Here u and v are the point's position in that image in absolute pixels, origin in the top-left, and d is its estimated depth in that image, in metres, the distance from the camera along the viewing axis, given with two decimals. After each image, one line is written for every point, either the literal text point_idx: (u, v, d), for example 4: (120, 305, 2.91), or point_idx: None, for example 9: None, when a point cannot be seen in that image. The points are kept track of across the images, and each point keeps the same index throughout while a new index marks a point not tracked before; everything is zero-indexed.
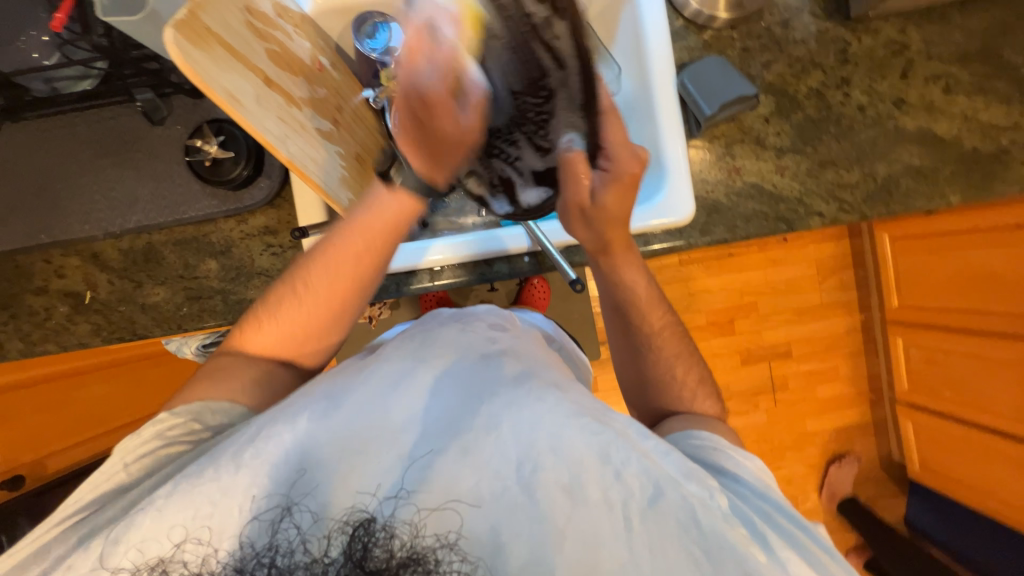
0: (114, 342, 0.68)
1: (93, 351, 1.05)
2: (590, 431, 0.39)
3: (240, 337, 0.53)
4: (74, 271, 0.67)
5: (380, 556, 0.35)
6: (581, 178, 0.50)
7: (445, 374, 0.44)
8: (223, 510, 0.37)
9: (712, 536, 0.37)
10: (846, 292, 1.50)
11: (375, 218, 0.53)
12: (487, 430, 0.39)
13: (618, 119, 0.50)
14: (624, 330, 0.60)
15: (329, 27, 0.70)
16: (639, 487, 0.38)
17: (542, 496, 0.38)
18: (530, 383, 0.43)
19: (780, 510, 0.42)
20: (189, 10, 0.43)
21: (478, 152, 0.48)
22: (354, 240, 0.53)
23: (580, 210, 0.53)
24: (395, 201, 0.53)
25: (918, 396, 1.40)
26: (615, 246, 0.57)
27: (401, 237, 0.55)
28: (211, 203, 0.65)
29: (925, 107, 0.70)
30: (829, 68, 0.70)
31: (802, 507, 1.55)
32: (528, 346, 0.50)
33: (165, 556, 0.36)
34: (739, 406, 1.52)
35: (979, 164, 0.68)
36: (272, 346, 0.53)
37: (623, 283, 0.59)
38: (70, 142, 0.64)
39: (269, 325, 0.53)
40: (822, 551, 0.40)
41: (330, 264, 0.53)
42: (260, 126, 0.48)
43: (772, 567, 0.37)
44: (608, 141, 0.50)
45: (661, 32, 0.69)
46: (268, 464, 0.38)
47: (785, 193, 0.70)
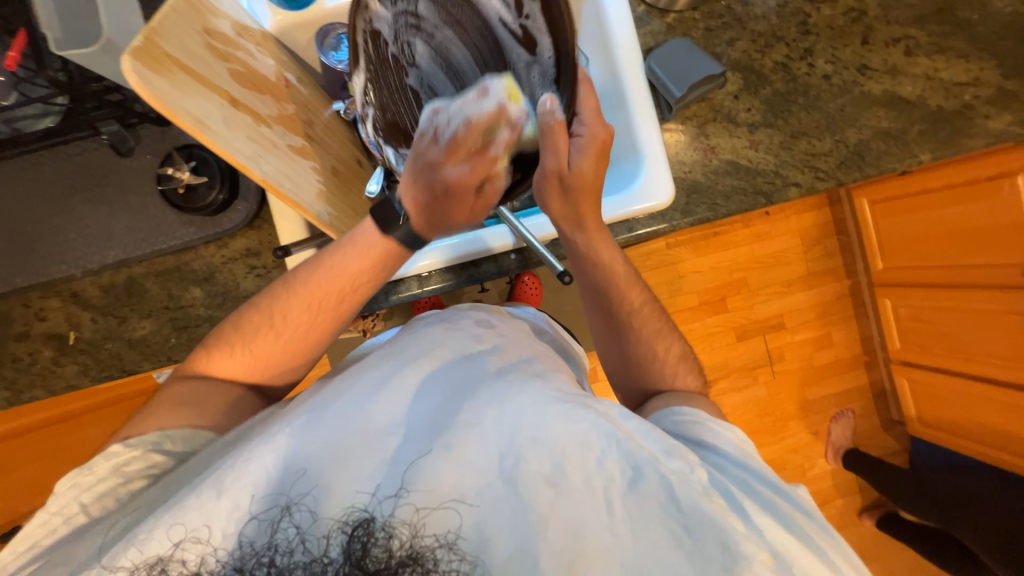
0: (104, 380, 0.67)
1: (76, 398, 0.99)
2: (572, 417, 0.40)
3: (208, 359, 0.51)
4: (56, 312, 0.65)
5: (380, 555, 0.35)
6: (562, 144, 0.52)
7: (431, 376, 0.44)
8: (217, 510, 0.36)
9: (693, 512, 0.37)
10: (831, 260, 1.52)
11: (356, 255, 0.52)
12: (469, 425, 0.40)
13: (592, 89, 0.55)
14: (605, 311, 0.60)
15: (292, 43, 0.69)
16: (619, 471, 0.38)
17: (524, 487, 0.38)
18: (513, 376, 0.44)
19: (759, 478, 0.43)
20: (145, 36, 0.42)
21: (467, 204, 0.54)
22: (336, 282, 0.52)
23: (558, 179, 0.54)
24: (378, 242, 0.53)
25: (911, 354, 1.42)
26: (589, 221, 0.57)
27: (382, 277, 0.55)
28: (190, 230, 0.64)
29: (888, 70, 0.71)
30: (792, 41, 0.71)
31: (810, 475, 1.57)
32: (514, 341, 0.50)
33: (163, 555, 0.35)
34: (738, 382, 1.53)
35: (946, 122, 0.70)
36: (244, 373, 0.51)
37: (598, 262, 0.58)
38: (37, 182, 0.62)
39: (241, 352, 0.51)
40: (800, 513, 0.41)
41: (308, 300, 0.52)
42: (231, 147, 0.47)
43: (752, 536, 0.37)
44: (580, 108, 0.55)
45: (623, 20, 0.69)
46: (252, 480, 0.38)
47: (760, 167, 0.70)
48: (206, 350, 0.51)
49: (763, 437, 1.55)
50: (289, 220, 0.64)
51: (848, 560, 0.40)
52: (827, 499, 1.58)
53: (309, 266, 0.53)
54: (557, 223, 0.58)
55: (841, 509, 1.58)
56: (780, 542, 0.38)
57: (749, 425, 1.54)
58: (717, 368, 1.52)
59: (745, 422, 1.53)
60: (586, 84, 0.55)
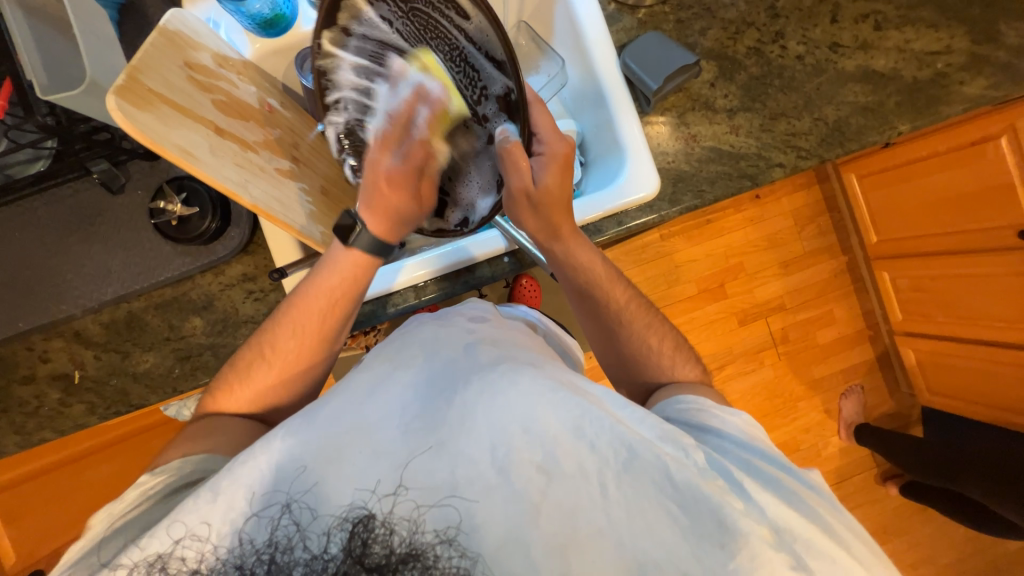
0: (112, 417, 0.67)
1: (78, 438, 0.97)
2: (564, 405, 0.39)
3: (217, 400, 0.52)
4: (59, 353, 0.66)
5: (379, 552, 0.37)
6: (521, 164, 0.54)
7: (420, 372, 0.44)
8: (219, 512, 0.38)
9: (686, 489, 0.38)
10: (825, 237, 1.53)
11: (331, 276, 0.54)
12: (461, 418, 0.40)
13: (544, 108, 0.59)
14: (593, 312, 0.60)
15: (273, 69, 0.71)
16: (613, 454, 0.39)
17: (517, 474, 0.38)
18: (505, 365, 0.43)
19: (763, 456, 0.45)
20: (127, 74, 0.44)
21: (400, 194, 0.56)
22: (315, 304, 0.53)
23: (526, 197, 0.56)
24: (349, 258, 0.54)
25: (914, 324, 1.43)
26: (564, 230, 0.58)
27: (360, 293, 0.56)
28: (185, 260, 0.64)
29: (860, 46, 0.72)
30: (762, 25, 0.72)
31: (824, 453, 1.56)
32: (505, 333, 0.50)
33: (164, 552, 0.37)
34: (744, 366, 1.53)
35: (921, 92, 0.71)
36: (249, 407, 0.52)
37: (579, 266, 0.59)
38: (31, 226, 0.63)
39: (241, 389, 0.52)
40: (805, 488, 0.43)
41: (293, 326, 0.53)
42: (220, 175, 0.49)
43: (750, 514, 0.38)
44: (537, 128, 0.58)
45: (596, 21, 0.70)
46: (242, 482, 0.38)
47: (743, 150, 0.71)
48: (214, 391, 0.53)
49: (774, 420, 1.54)
50: (281, 241, 0.65)
51: (850, 526, 0.41)
52: (844, 477, 1.57)
53: (292, 296, 0.55)
54: (533, 239, 0.60)
55: (859, 485, 1.57)
56: (782, 516, 0.39)
57: (759, 409, 1.54)
58: (721, 355, 1.52)
59: (755, 406, 1.53)
60: (538, 105, 0.59)
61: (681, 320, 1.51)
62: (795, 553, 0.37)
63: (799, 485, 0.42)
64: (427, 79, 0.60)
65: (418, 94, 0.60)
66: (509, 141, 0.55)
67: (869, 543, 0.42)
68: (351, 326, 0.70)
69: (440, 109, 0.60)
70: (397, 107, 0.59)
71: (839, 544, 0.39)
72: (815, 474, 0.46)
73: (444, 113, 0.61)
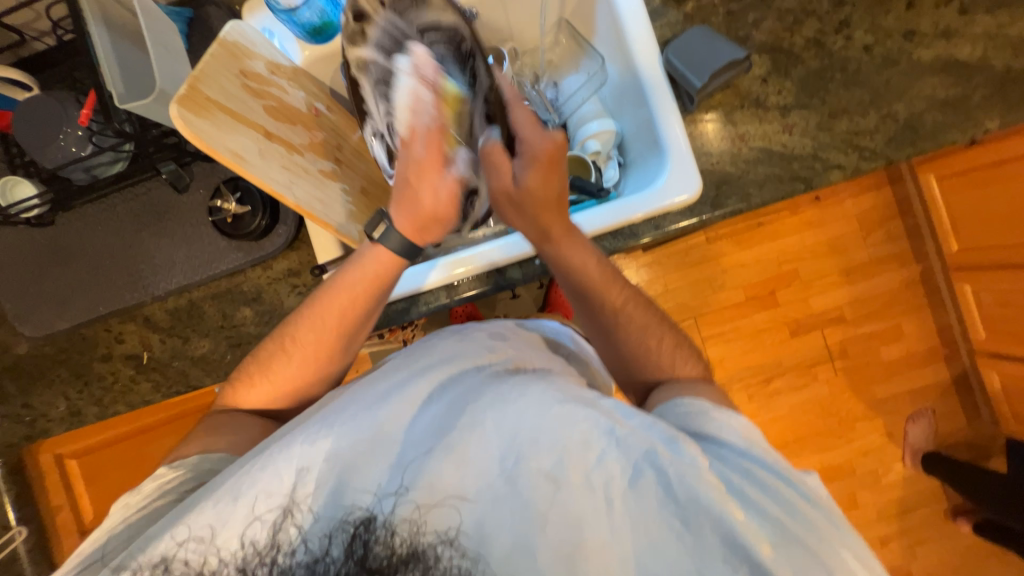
0: (173, 395, 0.74)
1: (138, 419, 1.11)
2: (573, 416, 0.41)
3: (235, 393, 0.56)
4: (132, 335, 0.73)
5: (380, 553, 0.39)
6: (499, 165, 0.55)
7: (438, 385, 0.47)
8: (221, 519, 0.40)
9: (690, 503, 0.38)
10: (896, 244, 1.39)
11: (360, 274, 0.55)
12: (472, 428, 0.42)
13: (525, 108, 0.58)
14: (590, 315, 0.58)
15: (322, 74, 0.74)
16: (620, 469, 0.40)
17: (524, 485, 0.40)
18: (514, 380, 0.45)
19: (764, 467, 0.41)
20: (189, 84, 0.48)
21: (430, 203, 0.55)
22: (338, 301, 0.55)
23: (508, 198, 0.56)
24: (374, 255, 0.55)
25: (999, 344, 1.27)
26: (553, 231, 0.56)
27: (385, 288, 0.57)
28: (238, 255, 0.69)
29: (941, 33, 0.64)
30: (824, 14, 0.67)
31: (885, 481, 1.43)
32: (524, 354, 0.53)
33: (167, 555, 0.39)
34: (796, 380, 1.43)
35: (1015, 83, 0.62)
36: (265, 400, 0.56)
37: (571, 267, 0.57)
38: (112, 220, 0.70)
39: (260, 381, 0.56)
40: (804, 501, 0.40)
41: (337, 308, 0.55)
42: (266, 177, 0.53)
43: (750, 523, 0.38)
44: (520, 128, 0.56)
45: (638, 16, 0.68)
46: (261, 488, 0.41)
47: (797, 151, 0.66)
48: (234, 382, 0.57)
49: (827, 440, 1.43)
50: (325, 240, 0.68)
51: (856, 551, 0.38)
52: (907, 508, 1.43)
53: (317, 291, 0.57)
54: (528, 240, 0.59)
55: (925, 518, 1.42)
56: (780, 527, 0.38)
57: (810, 427, 1.43)
58: (769, 367, 1.43)
59: (805, 423, 1.43)
60: (521, 108, 0.58)
61: (725, 327, 1.43)
62: (797, 561, 0.37)
63: (800, 498, 0.40)
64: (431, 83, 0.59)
65: (422, 83, 0.58)
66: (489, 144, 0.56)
67: (871, 566, 0.38)
68: (385, 323, 0.71)
69: (444, 101, 0.59)
70: (406, 99, 0.59)
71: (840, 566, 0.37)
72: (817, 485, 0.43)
73: (449, 107, 0.59)
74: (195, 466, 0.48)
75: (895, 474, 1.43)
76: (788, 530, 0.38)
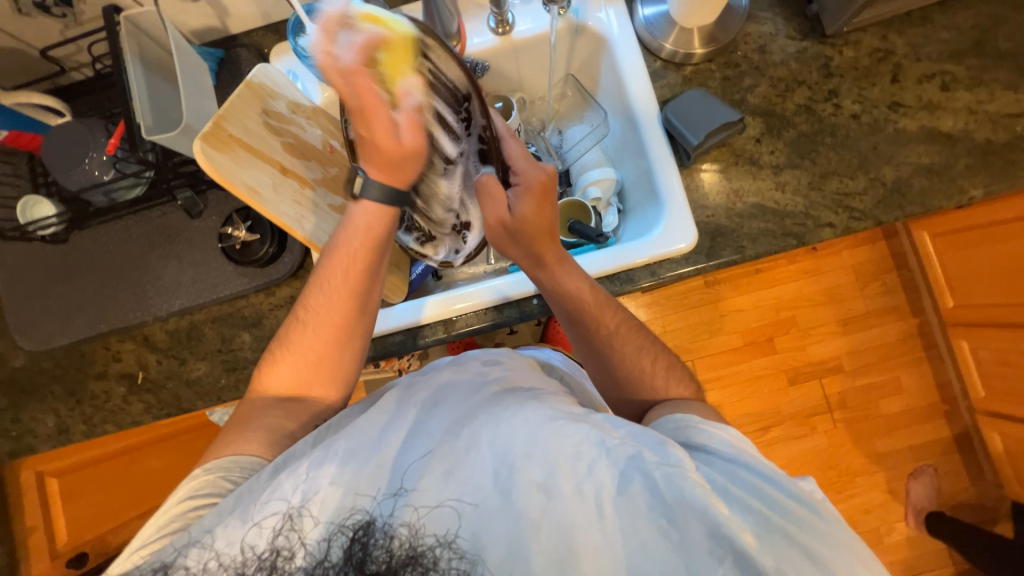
0: (163, 417, 0.73)
1: (126, 437, 1.10)
2: (565, 431, 0.41)
3: (263, 374, 0.56)
4: (129, 354, 0.74)
5: (380, 557, 0.39)
6: (496, 196, 0.54)
7: (431, 404, 0.49)
8: (224, 529, 0.41)
9: (675, 503, 0.38)
10: (892, 297, 1.41)
11: (355, 230, 0.56)
12: (467, 447, 0.42)
13: (517, 141, 0.58)
14: (585, 338, 0.60)
15: (340, 113, 0.78)
16: (610, 477, 0.39)
17: (517, 495, 0.39)
18: (507, 400, 0.46)
19: (750, 468, 0.41)
20: (214, 122, 0.52)
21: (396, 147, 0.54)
22: (342, 262, 0.55)
23: (501, 226, 0.55)
24: (363, 212, 0.57)
25: (998, 404, 1.26)
26: (547, 258, 0.57)
27: (382, 245, 0.57)
28: (243, 280, 0.71)
29: (924, 106, 0.68)
30: (814, 83, 0.71)
31: (886, 541, 1.38)
32: (519, 373, 0.54)
33: (168, 560, 0.40)
34: (794, 430, 1.41)
35: (996, 155, 0.66)
36: (288, 383, 0.55)
37: (566, 293, 0.58)
38: (124, 240, 0.72)
39: (286, 358, 0.55)
40: (790, 497, 0.39)
41: (341, 268, 0.55)
42: (277, 211, 0.56)
43: (735, 518, 0.37)
44: (513, 159, 0.57)
45: (640, 76, 0.73)
46: (258, 507, 0.41)
47: (789, 208, 0.69)
48: (262, 364, 0.56)
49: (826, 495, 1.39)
50: None
51: (846, 545, 0.38)
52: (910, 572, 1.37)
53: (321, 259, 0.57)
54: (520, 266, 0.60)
55: None
56: (763, 521, 0.38)
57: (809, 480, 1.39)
58: (767, 415, 1.41)
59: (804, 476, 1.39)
60: (512, 138, 0.59)
61: (722, 372, 1.43)
62: (780, 549, 0.36)
63: (787, 496, 0.39)
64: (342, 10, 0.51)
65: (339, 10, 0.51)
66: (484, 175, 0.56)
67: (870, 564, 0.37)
68: (381, 355, 0.72)
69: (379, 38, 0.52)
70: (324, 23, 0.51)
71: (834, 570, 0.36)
72: (807, 487, 0.42)
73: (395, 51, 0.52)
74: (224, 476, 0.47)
75: (897, 535, 1.38)
76: (772, 524, 0.37)
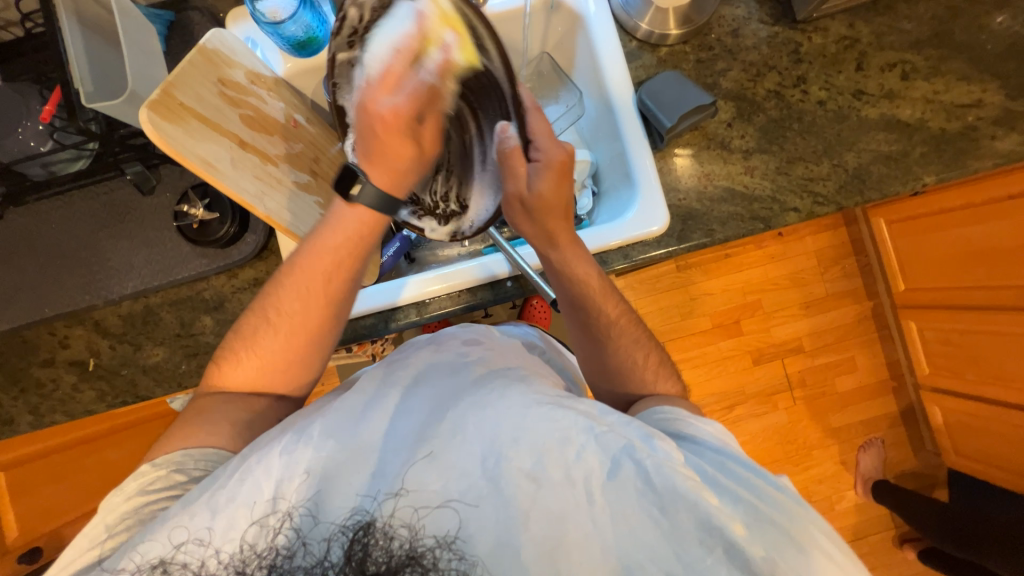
0: (119, 405, 0.69)
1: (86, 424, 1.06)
2: (551, 417, 0.41)
3: (218, 371, 0.54)
4: (78, 340, 0.69)
5: (379, 557, 0.39)
6: (516, 171, 0.54)
7: (414, 391, 0.48)
8: (222, 522, 0.40)
9: (666, 491, 0.39)
10: (850, 281, 1.48)
11: (337, 233, 0.54)
12: (451, 433, 0.42)
13: (541, 115, 0.57)
14: (584, 324, 0.59)
15: (304, 85, 0.74)
16: (598, 464, 0.40)
17: (506, 484, 0.40)
18: (492, 383, 0.46)
19: (736, 459, 0.43)
20: (162, 89, 0.48)
21: (400, 142, 0.54)
22: (318, 263, 0.53)
23: (519, 202, 0.56)
24: (353, 215, 0.54)
25: (941, 380, 1.35)
26: (560, 237, 0.57)
27: (366, 249, 0.55)
28: (203, 262, 0.67)
29: (885, 95, 0.71)
30: (784, 69, 0.72)
31: (837, 508, 1.48)
32: (501, 354, 0.54)
33: (166, 556, 0.39)
34: (757, 408, 1.48)
35: (948, 144, 0.69)
36: (253, 379, 0.53)
37: (573, 277, 0.58)
38: (68, 218, 0.67)
39: (246, 357, 0.53)
40: (773, 488, 0.40)
41: (319, 271, 0.53)
42: (236, 186, 0.52)
43: (724, 508, 0.38)
44: (534, 133, 0.56)
45: (615, 57, 0.72)
46: (242, 500, 0.40)
47: (757, 193, 0.70)
48: (217, 362, 0.54)
49: (785, 467, 1.47)
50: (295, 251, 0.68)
51: (824, 530, 0.39)
52: (858, 535, 1.48)
53: (292, 256, 0.55)
54: (528, 242, 0.59)
55: (873, 545, 1.48)
56: (751, 512, 0.39)
57: (770, 454, 1.47)
58: (733, 394, 1.47)
59: (765, 450, 1.47)
60: (536, 111, 0.58)
61: (692, 354, 1.47)
62: (767, 538, 0.38)
63: (772, 488, 0.40)
64: (425, 5, 0.53)
65: (416, 27, 0.53)
66: (508, 143, 0.55)
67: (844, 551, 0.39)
68: (352, 339, 0.70)
69: (457, 59, 0.55)
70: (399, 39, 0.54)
71: (820, 559, 0.37)
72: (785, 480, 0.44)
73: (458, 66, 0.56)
74: (171, 479, 0.45)
75: (847, 502, 1.48)
76: (760, 513, 0.39)
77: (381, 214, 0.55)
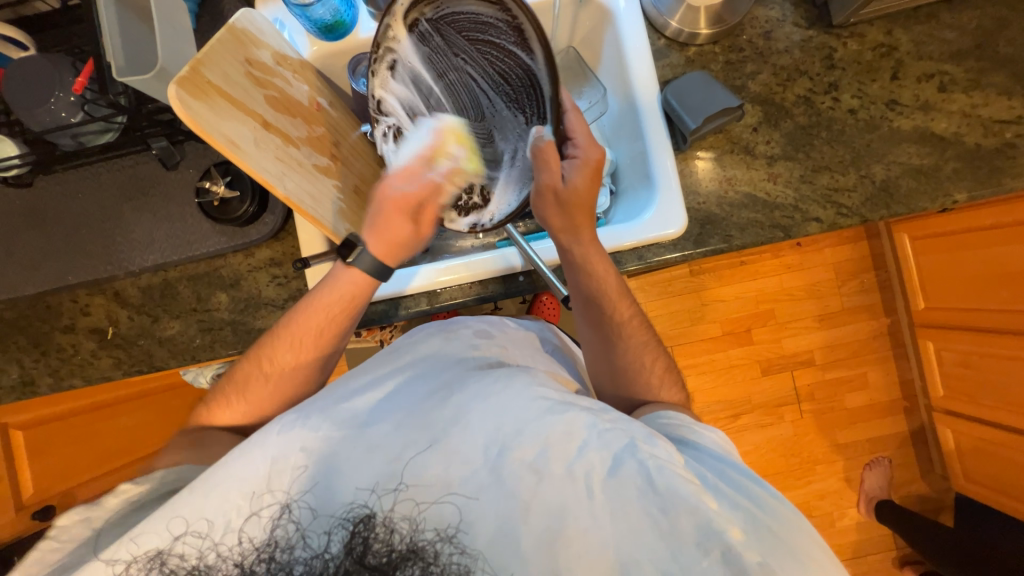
0: (134, 374, 0.71)
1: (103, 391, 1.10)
2: (555, 412, 0.42)
3: (210, 413, 0.56)
4: (99, 309, 0.71)
5: (380, 550, 0.39)
6: (551, 163, 0.55)
7: (419, 381, 0.50)
8: (222, 514, 0.40)
9: (667, 493, 0.38)
10: (867, 295, 1.45)
11: (335, 294, 0.56)
12: (455, 420, 0.43)
13: (580, 115, 0.58)
14: (596, 322, 0.59)
15: (328, 68, 0.75)
16: (600, 460, 0.40)
17: (508, 474, 0.40)
18: (498, 375, 0.47)
19: (734, 467, 0.43)
20: (192, 66, 0.48)
21: (401, 225, 0.58)
22: (312, 321, 0.56)
23: (551, 195, 0.55)
24: (350, 276, 0.57)
25: (956, 403, 1.32)
26: (584, 232, 0.57)
27: (359, 309, 0.58)
28: (221, 239, 0.68)
29: (920, 106, 0.68)
30: (815, 75, 0.70)
31: (838, 525, 1.46)
32: (508, 351, 0.55)
33: (164, 548, 0.39)
34: (762, 418, 1.46)
35: (983, 161, 0.66)
36: (242, 421, 0.56)
37: (592, 273, 0.58)
38: (94, 189, 0.69)
39: (237, 402, 0.56)
40: (773, 497, 0.40)
41: (313, 327, 0.56)
42: (259, 166, 0.53)
43: (724, 513, 0.38)
44: (574, 133, 0.57)
45: (642, 53, 0.71)
46: (243, 480, 0.41)
47: (779, 200, 0.69)
48: (210, 404, 0.56)
49: (788, 480, 1.45)
50: (311, 234, 0.68)
51: (820, 541, 0.39)
52: (857, 554, 1.47)
53: (290, 312, 0.57)
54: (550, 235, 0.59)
55: (873, 565, 1.46)
56: (751, 519, 0.39)
57: (773, 466, 1.45)
58: (739, 403, 1.46)
59: (768, 461, 1.45)
60: (574, 111, 0.58)
61: (699, 359, 1.46)
62: (767, 546, 0.37)
63: (771, 496, 0.40)
64: (441, 125, 0.63)
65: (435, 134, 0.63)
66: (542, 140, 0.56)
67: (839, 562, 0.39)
68: (362, 323, 0.71)
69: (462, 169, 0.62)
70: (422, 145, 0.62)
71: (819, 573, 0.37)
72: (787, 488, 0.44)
73: (463, 174, 0.63)
74: None
75: (849, 520, 1.46)
76: (758, 520, 0.38)
77: (375, 279, 0.58)
